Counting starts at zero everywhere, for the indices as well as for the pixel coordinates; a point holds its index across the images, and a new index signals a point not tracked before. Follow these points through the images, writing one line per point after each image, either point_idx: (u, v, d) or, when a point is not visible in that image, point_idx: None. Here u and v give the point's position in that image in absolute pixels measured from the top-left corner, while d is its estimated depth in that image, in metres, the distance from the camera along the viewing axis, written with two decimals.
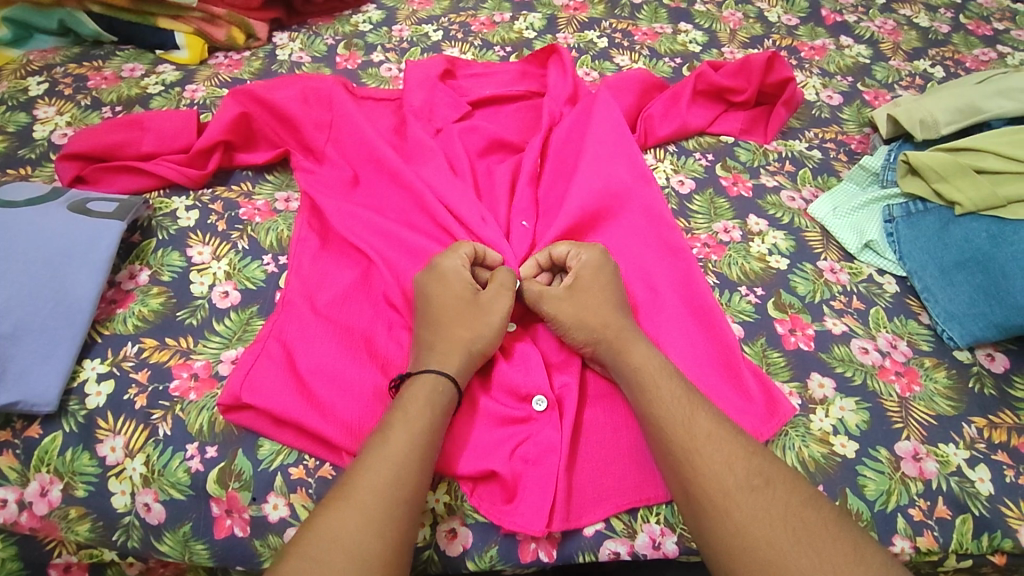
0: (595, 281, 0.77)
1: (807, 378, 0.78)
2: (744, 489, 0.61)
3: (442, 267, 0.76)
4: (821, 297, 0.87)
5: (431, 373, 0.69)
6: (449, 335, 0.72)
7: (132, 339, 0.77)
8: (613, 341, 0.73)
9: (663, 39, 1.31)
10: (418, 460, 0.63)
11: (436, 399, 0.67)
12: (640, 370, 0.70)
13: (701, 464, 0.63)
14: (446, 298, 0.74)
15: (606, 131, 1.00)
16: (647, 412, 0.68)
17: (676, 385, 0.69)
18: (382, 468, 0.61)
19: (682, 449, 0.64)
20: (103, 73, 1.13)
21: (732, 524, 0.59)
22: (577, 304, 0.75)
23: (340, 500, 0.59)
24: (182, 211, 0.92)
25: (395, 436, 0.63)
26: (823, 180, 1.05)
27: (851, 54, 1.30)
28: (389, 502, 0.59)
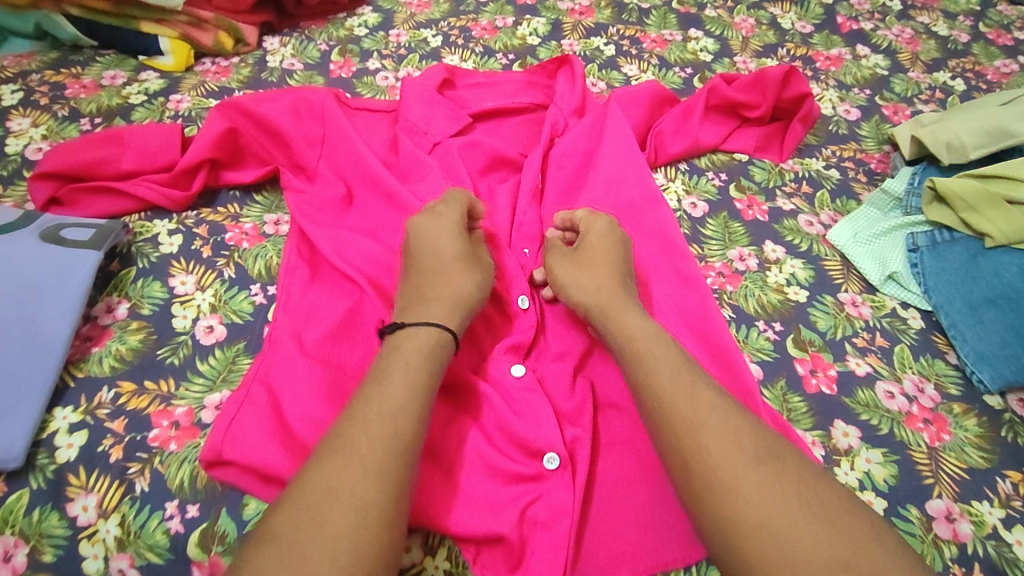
0: (597, 247, 0.79)
1: (830, 427, 0.74)
2: (749, 471, 0.59)
3: (448, 218, 0.79)
4: (843, 333, 0.83)
5: (434, 328, 0.69)
6: (448, 287, 0.73)
7: (108, 383, 0.72)
8: (606, 307, 0.74)
9: (673, 46, 1.24)
10: (412, 415, 0.62)
11: (435, 350, 0.68)
12: (631, 341, 0.70)
13: (702, 451, 0.60)
14: (447, 252, 0.77)
15: (616, 151, 0.95)
16: (648, 405, 0.66)
17: (673, 371, 0.66)
18: (375, 422, 0.60)
19: (683, 439, 0.62)
20: (82, 82, 1.06)
21: (738, 492, 0.58)
22: (576, 263, 0.78)
23: (335, 457, 0.58)
24: (165, 236, 0.86)
25: (387, 392, 0.63)
26: (842, 203, 1.00)
27: (869, 64, 1.23)
28: (385, 454, 0.58)
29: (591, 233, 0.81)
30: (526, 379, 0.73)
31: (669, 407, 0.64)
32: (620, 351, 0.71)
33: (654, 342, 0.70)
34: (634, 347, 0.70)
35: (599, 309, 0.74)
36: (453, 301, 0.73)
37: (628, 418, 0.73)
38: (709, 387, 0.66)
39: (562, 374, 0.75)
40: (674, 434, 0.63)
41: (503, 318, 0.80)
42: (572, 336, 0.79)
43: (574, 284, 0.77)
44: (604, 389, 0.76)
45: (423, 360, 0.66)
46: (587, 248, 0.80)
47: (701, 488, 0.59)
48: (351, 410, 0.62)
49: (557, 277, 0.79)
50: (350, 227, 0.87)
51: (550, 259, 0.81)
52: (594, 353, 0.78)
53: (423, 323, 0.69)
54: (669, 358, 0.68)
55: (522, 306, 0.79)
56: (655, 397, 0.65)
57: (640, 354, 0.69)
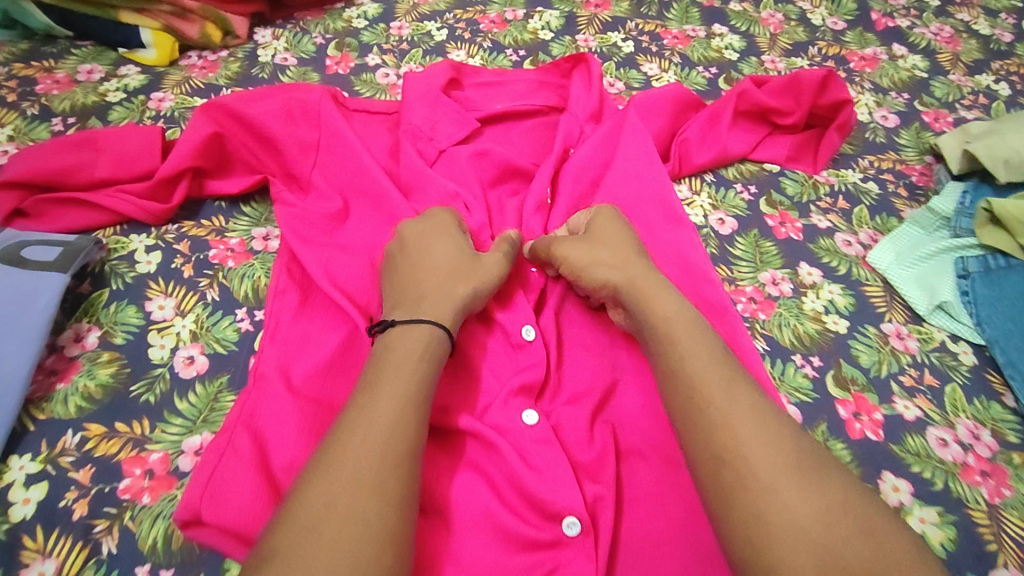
0: (610, 230, 0.76)
1: (878, 478, 0.68)
2: (792, 476, 0.53)
3: (442, 220, 0.76)
4: (888, 370, 0.76)
5: (424, 324, 0.65)
6: (441, 283, 0.69)
7: (73, 425, 0.65)
8: (631, 280, 0.69)
9: (696, 44, 1.15)
10: (409, 431, 0.57)
11: (429, 349, 0.63)
12: (666, 321, 0.65)
13: (736, 453, 0.55)
14: (443, 250, 0.73)
15: (633, 166, 0.88)
16: (674, 406, 0.60)
17: (704, 366, 0.61)
18: (371, 433, 0.56)
19: (720, 438, 0.56)
20: (55, 76, 0.97)
21: (778, 502, 0.52)
22: (589, 247, 0.73)
23: (329, 471, 0.53)
24: (142, 253, 0.79)
25: (381, 400, 0.58)
26: (883, 221, 0.91)
27: (906, 65, 1.14)
28: (380, 470, 0.54)
29: (595, 220, 0.77)
30: (540, 428, 0.66)
31: (705, 404, 0.58)
32: (649, 333, 0.66)
33: (690, 329, 0.64)
34: (664, 334, 0.64)
35: (629, 286, 0.69)
36: (453, 313, 0.67)
37: (652, 471, 0.67)
38: (747, 386, 0.60)
39: (580, 421, 0.68)
40: (712, 435, 0.57)
41: (514, 352, 0.73)
42: (593, 376, 0.73)
43: (596, 265, 0.72)
44: (626, 436, 0.69)
45: (417, 370, 0.61)
46: (595, 233, 0.76)
47: (736, 496, 0.53)
48: (343, 418, 0.57)
49: (573, 262, 0.73)
50: (344, 246, 0.79)
51: (556, 247, 0.75)
52: (614, 396, 0.72)
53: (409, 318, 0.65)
54: (702, 348, 0.62)
55: (527, 338, 0.73)
56: (684, 394, 0.60)
57: (672, 341, 0.63)
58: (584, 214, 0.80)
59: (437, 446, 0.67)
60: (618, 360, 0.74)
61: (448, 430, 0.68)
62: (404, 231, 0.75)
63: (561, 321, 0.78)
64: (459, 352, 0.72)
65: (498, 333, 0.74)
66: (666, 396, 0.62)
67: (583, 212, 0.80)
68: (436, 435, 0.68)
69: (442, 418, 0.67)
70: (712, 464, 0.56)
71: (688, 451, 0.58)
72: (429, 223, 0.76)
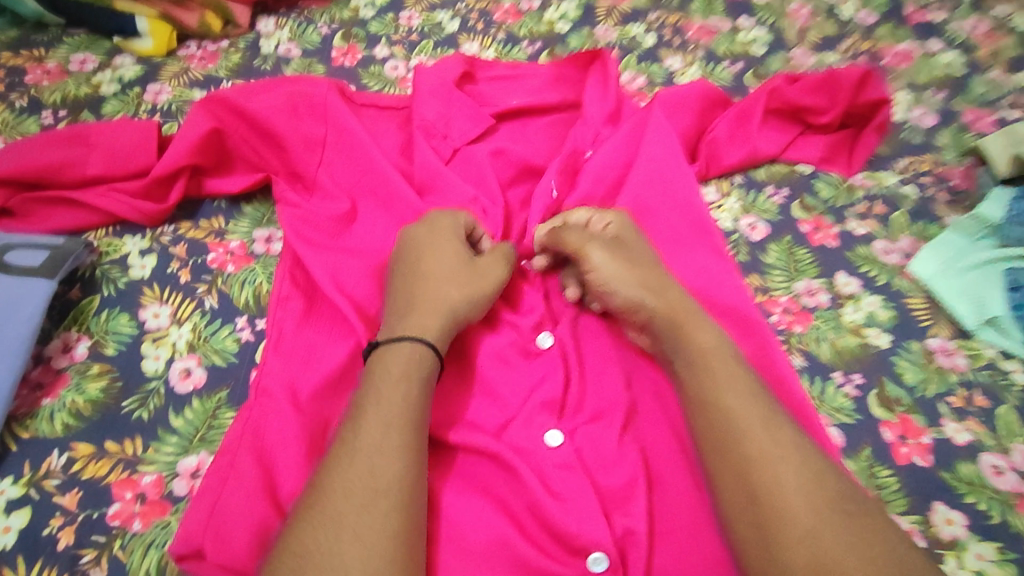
0: (638, 245, 0.70)
1: (927, 511, 0.64)
2: (837, 520, 0.49)
3: (439, 221, 0.71)
4: (935, 390, 0.72)
5: (405, 342, 0.60)
6: (428, 295, 0.65)
7: (59, 445, 0.60)
8: (668, 306, 0.64)
9: (721, 37, 1.09)
10: (415, 457, 0.54)
11: (412, 369, 0.59)
12: (703, 351, 0.60)
13: (773, 491, 0.51)
14: (436, 256, 0.68)
15: (659, 167, 0.81)
16: (706, 437, 0.56)
17: (740, 396, 0.56)
18: (379, 460, 0.52)
19: (757, 475, 0.52)
20: (46, 66, 0.92)
21: (816, 547, 0.48)
22: (620, 259, 0.67)
23: (337, 501, 0.50)
24: (136, 257, 0.74)
25: (388, 421, 0.55)
26: (922, 227, 0.86)
27: (942, 62, 1.08)
28: (389, 500, 0.51)
29: (623, 230, 0.71)
30: (563, 452, 0.62)
31: (742, 438, 0.54)
32: (683, 363, 0.60)
33: (727, 359, 0.59)
34: (699, 362, 0.59)
35: (665, 313, 0.63)
36: (439, 326, 0.63)
37: (688, 500, 0.60)
38: (788, 420, 0.56)
39: (606, 443, 0.63)
40: (748, 471, 0.52)
41: (534, 365, 0.67)
42: (617, 391, 0.67)
43: (628, 282, 0.66)
44: (657, 458, 0.63)
45: (414, 387, 0.58)
46: (625, 244, 0.69)
47: (770, 538, 0.49)
48: (347, 440, 0.54)
49: (604, 275, 0.67)
50: (353, 250, 0.73)
51: (589, 252, 0.68)
52: (641, 415, 0.66)
53: (392, 336, 0.61)
54: (738, 377, 0.58)
55: (543, 345, 0.68)
56: (718, 425, 0.56)
57: (709, 370, 0.59)
58: (608, 215, 0.72)
59: (451, 470, 0.62)
60: (645, 374, 0.69)
61: (463, 452, 0.63)
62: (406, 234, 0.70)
63: (583, 330, 0.72)
64: (475, 367, 0.68)
65: (516, 345, 0.69)
66: (696, 426, 0.57)
67: (603, 214, 0.73)
68: (450, 457, 0.63)
69: (458, 439, 0.62)
70: (748, 502, 0.51)
71: (715, 483, 0.54)
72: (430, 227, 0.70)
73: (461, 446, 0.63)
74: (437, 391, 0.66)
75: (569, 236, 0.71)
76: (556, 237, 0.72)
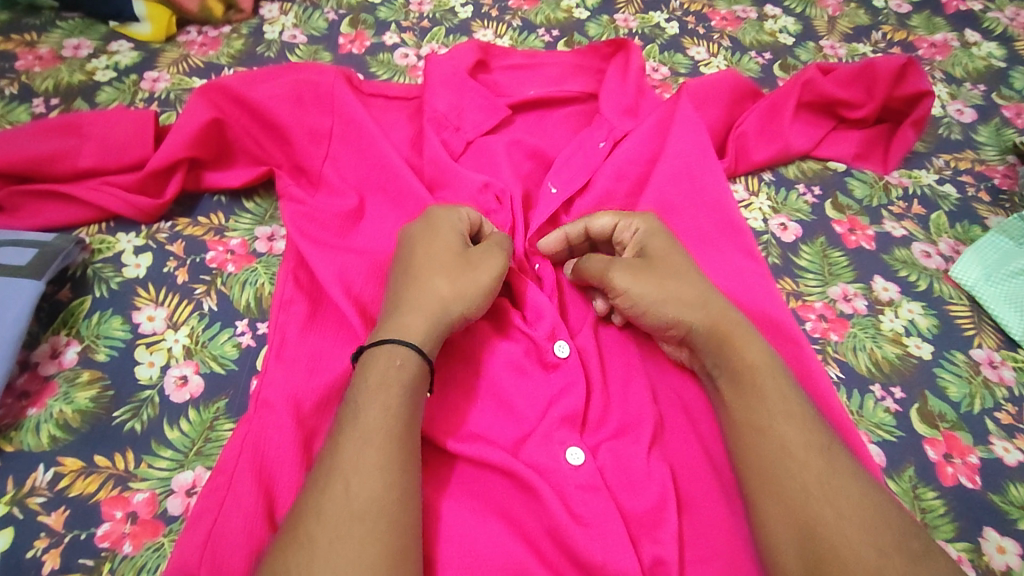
0: (669, 252, 0.65)
1: (979, 536, 0.60)
2: (891, 551, 0.48)
3: (435, 215, 0.65)
4: (981, 406, 0.68)
5: (383, 346, 0.56)
6: (418, 292, 0.60)
7: (45, 459, 0.57)
8: (719, 318, 0.61)
9: (747, 26, 1.04)
10: (401, 476, 0.50)
11: (392, 376, 0.54)
12: (753, 369, 0.58)
13: (830, 524, 0.49)
14: (427, 251, 0.62)
15: (685, 163, 0.76)
16: (754, 462, 0.54)
17: (793, 422, 0.55)
18: (356, 481, 0.48)
19: (814, 508, 0.50)
20: (38, 51, 0.87)
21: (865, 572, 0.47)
22: (654, 273, 0.63)
23: (313, 526, 0.46)
24: (130, 255, 0.70)
25: (367, 436, 0.50)
26: (963, 229, 0.82)
27: (981, 54, 1.03)
28: (368, 525, 0.47)
29: (648, 238, 0.67)
30: (586, 472, 0.57)
31: (801, 468, 0.52)
32: (729, 380, 0.58)
33: (779, 381, 0.57)
34: (749, 381, 0.57)
35: (708, 327, 0.60)
36: (423, 326, 0.57)
37: (718, 522, 0.57)
38: (833, 444, 0.54)
39: (631, 461, 0.59)
40: (803, 502, 0.51)
41: (552, 375, 0.63)
42: (643, 405, 0.62)
43: (665, 297, 0.61)
44: (685, 479, 0.60)
45: (394, 396, 0.53)
46: (653, 254, 0.65)
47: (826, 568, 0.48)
48: (326, 458, 0.50)
49: (634, 297, 0.62)
50: (361, 250, 0.69)
51: (614, 274, 0.63)
52: (669, 430, 0.62)
53: (372, 340, 0.57)
54: (789, 402, 0.56)
55: (559, 355, 0.63)
56: (769, 452, 0.54)
57: (759, 392, 0.56)
58: (631, 223, 0.68)
59: (465, 489, 0.58)
60: (671, 388, 0.65)
61: (478, 469, 0.59)
62: (405, 231, 0.66)
63: (606, 338, 0.67)
64: (488, 376, 0.63)
65: (533, 353, 0.64)
66: (742, 450, 0.55)
67: (626, 220, 0.68)
68: (464, 474, 0.59)
69: (473, 456, 0.58)
70: (801, 534, 0.50)
71: (759, 507, 0.53)
72: (428, 223, 0.65)
73: (476, 463, 0.59)
74: (445, 403, 0.61)
75: (591, 264, 0.65)
76: (579, 270, 0.67)
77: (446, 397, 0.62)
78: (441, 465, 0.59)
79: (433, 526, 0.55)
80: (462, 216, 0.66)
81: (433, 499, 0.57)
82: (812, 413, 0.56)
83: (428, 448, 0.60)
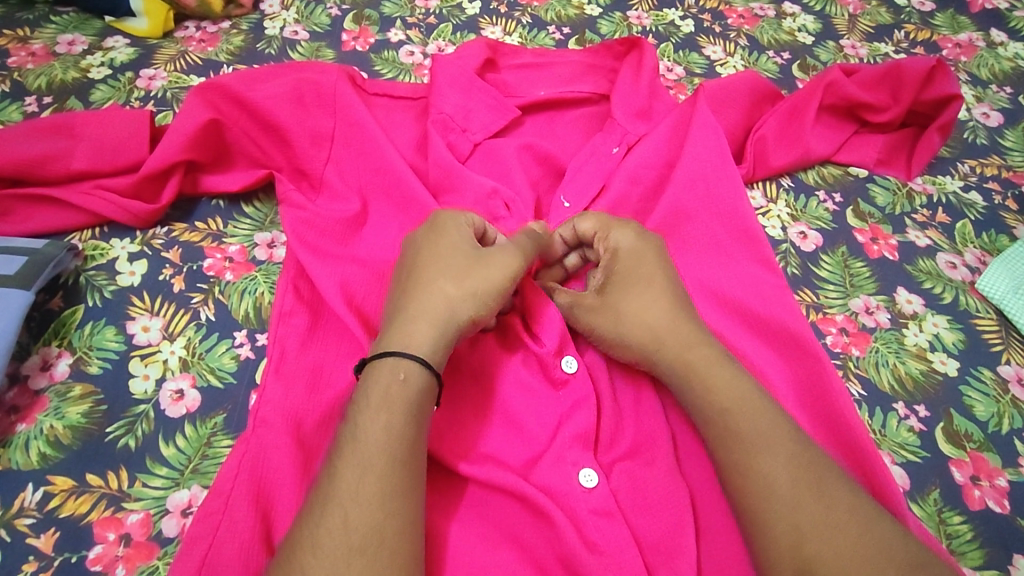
0: (636, 275, 0.62)
1: (1009, 564, 0.58)
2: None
3: (440, 219, 0.62)
4: (1009, 425, 0.65)
5: (388, 358, 0.53)
6: (422, 302, 0.56)
7: (34, 478, 0.54)
8: (688, 352, 0.58)
9: (765, 24, 1.00)
10: (403, 505, 0.47)
11: (394, 395, 0.51)
12: (759, 400, 0.55)
13: (850, 556, 0.47)
14: (429, 259, 0.59)
15: (703, 168, 0.72)
16: (752, 503, 0.51)
17: (780, 461, 0.52)
18: (354, 512, 0.46)
19: (834, 539, 0.48)
20: (31, 48, 0.84)
21: None
22: (620, 305, 0.61)
23: (307, 562, 0.44)
24: (125, 262, 0.67)
25: (366, 464, 0.48)
26: (989, 238, 0.79)
27: (1007, 54, 0.99)
28: (368, 559, 0.44)
29: (620, 256, 0.63)
30: (600, 495, 0.55)
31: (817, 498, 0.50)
32: (701, 421, 0.56)
33: (759, 419, 0.54)
34: (722, 427, 0.54)
35: (674, 364, 0.58)
36: (432, 336, 0.55)
37: (738, 550, 0.55)
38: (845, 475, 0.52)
39: (645, 485, 0.56)
40: (823, 532, 0.48)
41: (563, 392, 0.60)
42: (657, 425, 0.60)
43: (627, 330, 0.60)
44: (703, 502, 0.57)
45: (398, 417, 0.50)
46: (616, 282, 0.62)
47: None
48: (321, 487, 0.47)
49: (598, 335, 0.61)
50: (364, 259, 0.66)
51: (577, 308, 0.62)
52: (684, 450, 0.60)
53: (376, 351, 0.54)
54: (774, 442, 0.52)
55: (567, 371, 0.60)
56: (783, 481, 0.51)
57: (736, 434, 0.54)
58: (604, 238, 0.64)
59: (474, 512, 0.55)
60: None
61: (486, 491, 0.56)
62: (411, 236, 0.63)
63: None
64: (496, 393, 0.60)
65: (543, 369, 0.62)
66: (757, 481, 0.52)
67: (602, 233, 0.64)
68: (473, 496, 0.56)
69: (481, 478, 0.56)
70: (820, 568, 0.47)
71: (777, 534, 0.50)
72: (433, 229, 0.61)
73: (485, 485, 0.56)
74: (451, 420, 0.59)
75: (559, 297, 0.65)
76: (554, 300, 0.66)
77: (454, 415, 0.59)
78: (448, 486, 0.57)
79: (441, 551, 0.53)
80: (465, 223, 0.62)
81: (440, 522, 0.54)
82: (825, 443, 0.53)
83: (435, 469, 0.58)
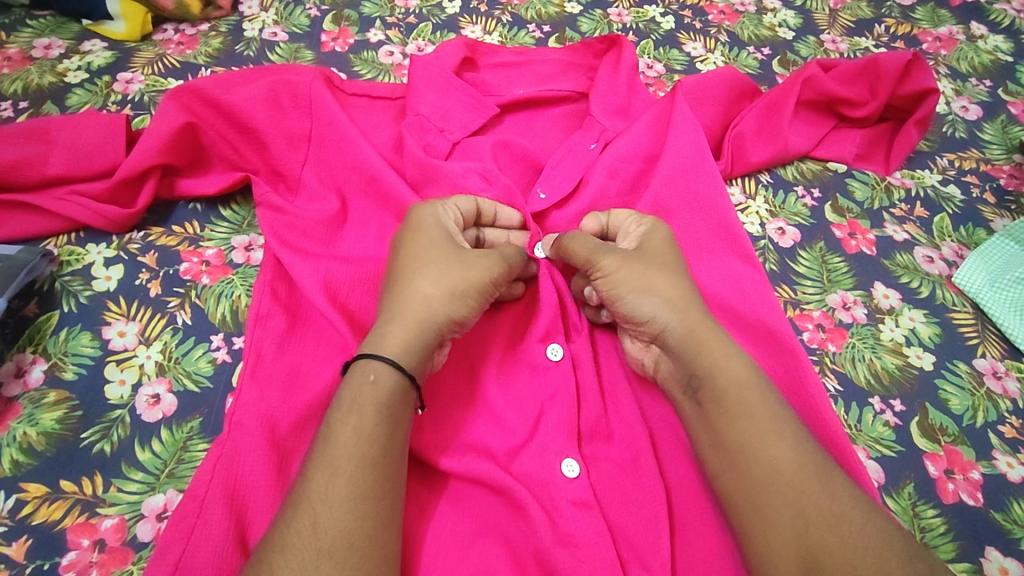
0: (662, 254, 0.62)
1: (981, 556, 0.58)
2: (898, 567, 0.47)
3: (416, 215, 0.62)
4: (984, 418, 0.66)
5: (360, 359, 0.53)
6: (401, 300, 0.56)
7: (7, 486, 0.54)
8: (687, 333, 0.57)
9: (746, 20, 1.00)
10: (375, 506, 0.47)
11: (366, 396, 0.51)
12: (737, 391, 0.54)
13: (820, 544, 0.48)
14: (409, 255, 0.59)
15: (683, 164, 0.71)
16: (731, 496, 0.52)
17: (784, 443, 0.52)
18: (324, 513, 0.46)
19: (816, 535, 0.49)
20: (7, 53, 0.84)
21: None
22: (642, 268, 0.60)
23: (276, 562, 0.44)
24: (100, 268, 0.67)
25: (335, 466, 0.48)
26: (968, 232, 0.79)
27: (987, 47, 0.99)
28: (338, 561, 0.44)
29: (649, 238, 0.64)
30: (577, 490, 0.55)
31: (800, 494, 0.50)
32: (709, 394, 0.55)
33: (755, 409, 0.54)
34: (734, 402, 0.54)
35: (682, 338, 0.57)
36: (404, 336, 0.54)
37: (713, 543, 0.55)
38: (820, 466, 0.52)
39: (621, 481, 0.57)
40: (805, 530, 0.49)
41: (545, 383, 0.60)
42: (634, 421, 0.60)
43: (646, 293, 0.59)
44: (679, 497, 0.57)
45: (368, 419, 0.50)
46: (648, 252, 0.62)
47: None
48: (295, 488, 0.48)
49: (615, 286, 0.59)
50: (343, 256, 0.66)
51: (599, 260, 0.60)
52: (661, 447, 0.60)
53: (356, 352, 0.54)
54: (781, 421, 0.53)
55: (551, 358, 0.61)
56: (763, 479, 0.51)
57: (747, 410, 0.54)
58: (639, 221, 0.66)
59: (453, 508, 0.55)
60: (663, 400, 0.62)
61: (464, 489, 0.56)
62: (399, 229, 0.63)
63: (598, 349, 0.65)
64: (473, 391, 0.60)
65: (522, 365, 0.62)
66: (732, 478, 0.52)
67: (638, 217, 0.66)
68: (450, 494, 0.56)
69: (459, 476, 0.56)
70: (800, 565, 0.48)
71: (754, 528, 0.50)
72: (415, 222, 0.61)
73: (464, 481, 0.57)
74: (428, 421, 0.59)
75: (575, 245, 0.62)
76: (561, 248, 0.63)
77: (434, 414, 0.59)
78: (424, 485, 0.57)
79: (416, 549, 0.53)
80: (449, 217, 0.63)
81: (416, 521, 0.54)
82: (801, 435, 0.53)
83: (413, 467, 0.58)
